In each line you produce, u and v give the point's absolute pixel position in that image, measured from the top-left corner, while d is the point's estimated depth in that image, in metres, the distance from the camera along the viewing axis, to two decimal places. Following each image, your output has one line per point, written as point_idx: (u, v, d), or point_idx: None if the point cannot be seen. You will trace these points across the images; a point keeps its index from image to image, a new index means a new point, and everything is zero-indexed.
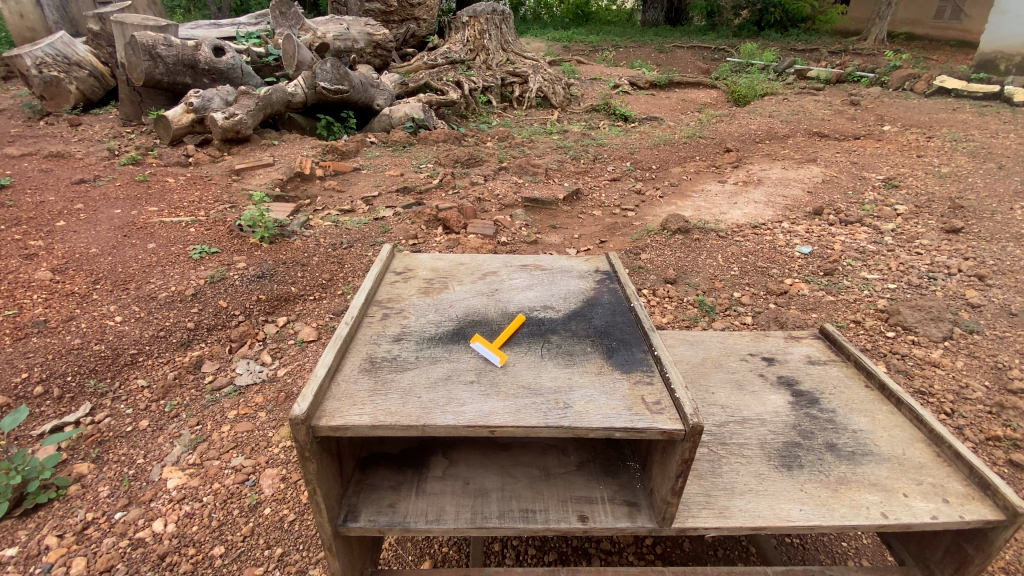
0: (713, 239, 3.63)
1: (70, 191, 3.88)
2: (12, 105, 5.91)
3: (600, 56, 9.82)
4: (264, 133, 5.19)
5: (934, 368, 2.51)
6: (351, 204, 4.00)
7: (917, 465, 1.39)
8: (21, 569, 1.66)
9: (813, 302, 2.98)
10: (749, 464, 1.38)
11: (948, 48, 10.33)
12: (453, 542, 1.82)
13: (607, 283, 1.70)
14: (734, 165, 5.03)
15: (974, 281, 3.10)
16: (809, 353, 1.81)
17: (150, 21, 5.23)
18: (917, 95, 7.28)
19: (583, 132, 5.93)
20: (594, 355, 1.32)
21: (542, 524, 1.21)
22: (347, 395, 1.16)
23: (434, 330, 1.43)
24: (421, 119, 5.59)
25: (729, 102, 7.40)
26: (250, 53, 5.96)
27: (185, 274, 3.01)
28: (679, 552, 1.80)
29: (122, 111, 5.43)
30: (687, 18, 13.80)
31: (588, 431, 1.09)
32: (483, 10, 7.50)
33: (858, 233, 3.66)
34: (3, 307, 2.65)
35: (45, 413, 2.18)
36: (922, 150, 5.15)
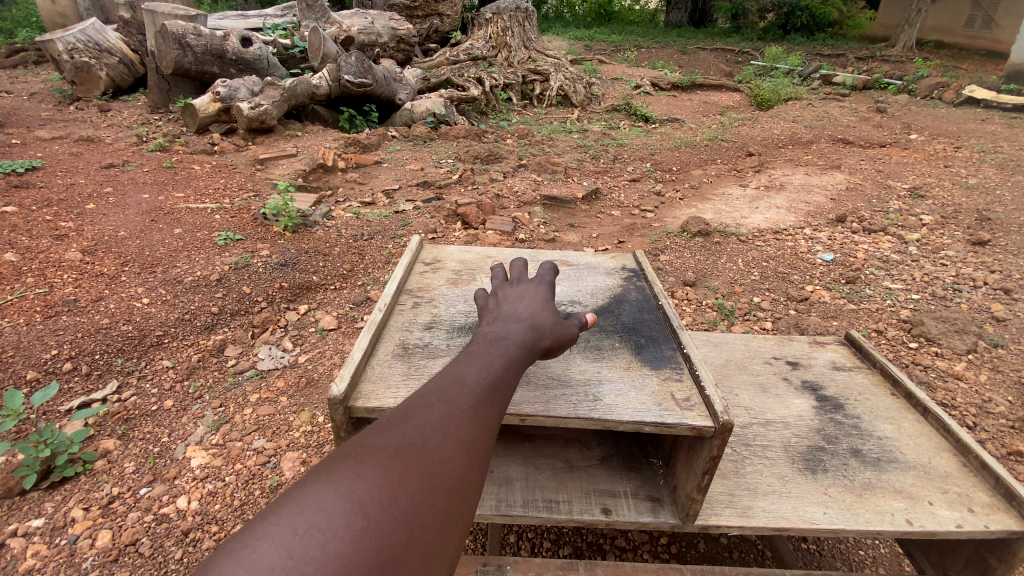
0: (734, 243, 3.60)
1: (99, 175, 3.98)
2: (45, 89, 6.06)
3: (622, 56, 9.76)
4: (287, 124, 5.26)
5: (957, 381, 2.47)
6: (371, 196, 4.05)
7: (943, 474, 1.38)
8: (48, 540, 1.72)
9: (834, 310, 2.95)
10: (773, 466, 1.38)
11: (979, 57, 10.10)
12: (469, 532, 1.85)
13: (634, 280, 1.71)
14: (756, 170, 4.98)
15: (999, 295, 3.04)
16: (834, 359, 1.80)
17: (180, 11, 5.31)
18: (945, 104, 7.15)
19: (603, 132, 5.92)
20: (623, 351, 1.32)
21: (565, 514, 1.22)
22: (381, 379, 1.19)
23: (464, 320, 1.45)
24: (442, 115, 5.62)
25: (752, 106, 7.32)
26: (277, 44, 6.04)
27: (210, 260, 3.07)
28: (694, 552, 1.80)
29: (150, 98, 5.54)
30: (712, 20, 13.65)
31: (617, 424, 1.10)
32: (507, 7, 7.49)
33: (882, 241, 3.61)
34: (35, 285, 2.74)
35: (74, 389, 2.25)
36: (949, 160, 5.05)
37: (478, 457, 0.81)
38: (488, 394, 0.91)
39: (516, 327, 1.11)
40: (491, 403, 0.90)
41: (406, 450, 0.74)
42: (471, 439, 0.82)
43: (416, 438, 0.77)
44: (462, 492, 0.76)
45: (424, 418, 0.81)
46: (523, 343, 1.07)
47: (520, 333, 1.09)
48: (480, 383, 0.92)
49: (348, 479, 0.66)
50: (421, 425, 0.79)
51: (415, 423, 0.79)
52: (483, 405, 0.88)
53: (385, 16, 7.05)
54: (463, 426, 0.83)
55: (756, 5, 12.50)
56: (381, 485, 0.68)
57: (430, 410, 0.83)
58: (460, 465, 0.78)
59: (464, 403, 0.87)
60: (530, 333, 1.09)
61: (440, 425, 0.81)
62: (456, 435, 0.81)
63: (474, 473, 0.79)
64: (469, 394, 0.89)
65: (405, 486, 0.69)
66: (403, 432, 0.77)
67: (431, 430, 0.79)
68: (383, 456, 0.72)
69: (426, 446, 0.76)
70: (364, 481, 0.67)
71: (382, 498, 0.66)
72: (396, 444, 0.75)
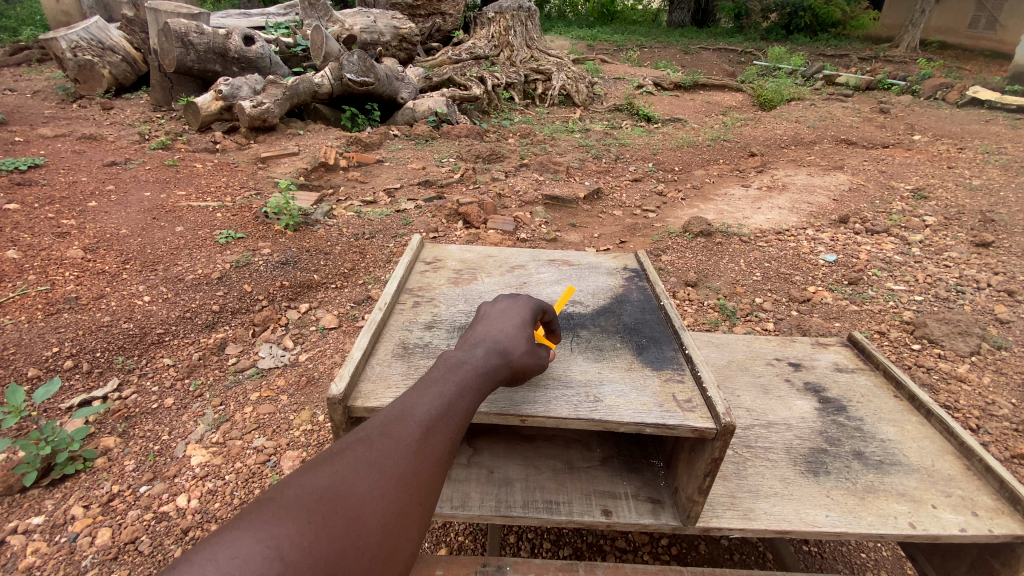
0: (736, 244, 3.59)
1: (101, 173, 3.98)
2: (48, 86, 6.07)
3: (625, 56, 9.75)
4: (289, 122, 5.26)
5: (960, 383, 2.46)
6: (373, 195, 4.04)
7: (947, 477, 1.37)
8: (48, 537, 1.72)
9: (836, 311, 2.94)
10: (775, 468, 1.37)
11: (984, 58, 10.06)
12: (469, 532, 1.85)
13: (636, 280, 1.70)
14: (758, 170, 4.97)
15: (1003, 297, 3.02)
16: (837, 360, 1.79)
17: (183, 8, 5.31)
18: (949, 105, 7.12)
19: (605, 131, 5.90)
20: (624, 352, 1.32)
21: (565, 515, 1.22)
22: (381, 378, 1.18)
23: (464, 320, 1.45)
24: (444, 114, 5.61)
25: (755, 106, 7.29)
26: (279, 43, 6.04)
27: (211, 258, 3.07)
28: (694, 554, 1.80)
29: (153, 96, 5.55)
30: (715, 20, 13.62)
31: (618, 425, 1.09)
32: (510, 6, 7.48)
33: (885, 243, 3.60)
34: (37, 282, 2.74)
35: (75, 386, 2.25)
36: (953, 161, 5.03)
37: (418, 500, 0.78)
38: (443, 425, 0.87)
39: (483, 348, 1.05)
40: (443, 437, 0.85)
41: (340, 495, 0.70)
42: (414, 480, 0.78)
43: (353, 480, 0.73)
44: (398, 541, 0.73)
45: (363, 454, 0.76)
46: (488, 367, 1.02)
47: (486, 354, 1.04)
48: (434, 414, 0.87)
49: (268, 531, 0.61)
50: (361, 464, 0.75)
51: (354, 461, 0.75)
52: (435, 439, 0.84)
53: (387, 14, 7.05)
54: (407, 466, 0.78)
55: (760, 5, 12.45)
56: (308, 538, 0.63)
57: (373, 445, 0.78)
58: (400, 511, 0.75)
59: (412, 438, 0.82)
60: (495, 357, 1.04)
61: (381, 467, 0.76)
62: (398, 477, 0.77)
63: (415, 517, 0.77)
64: (420, 426, 0.84)
65: (334, 539, 0.66)
66: (340, 473, 0.73)
67: (370, 470, 0.75)
68: (312, 502, 0.67)
69: (364, 490, 0.72)
70: (291, 537, 0.62)
71: (306, 553, 0.62)
72: (329, 487, 0.70)
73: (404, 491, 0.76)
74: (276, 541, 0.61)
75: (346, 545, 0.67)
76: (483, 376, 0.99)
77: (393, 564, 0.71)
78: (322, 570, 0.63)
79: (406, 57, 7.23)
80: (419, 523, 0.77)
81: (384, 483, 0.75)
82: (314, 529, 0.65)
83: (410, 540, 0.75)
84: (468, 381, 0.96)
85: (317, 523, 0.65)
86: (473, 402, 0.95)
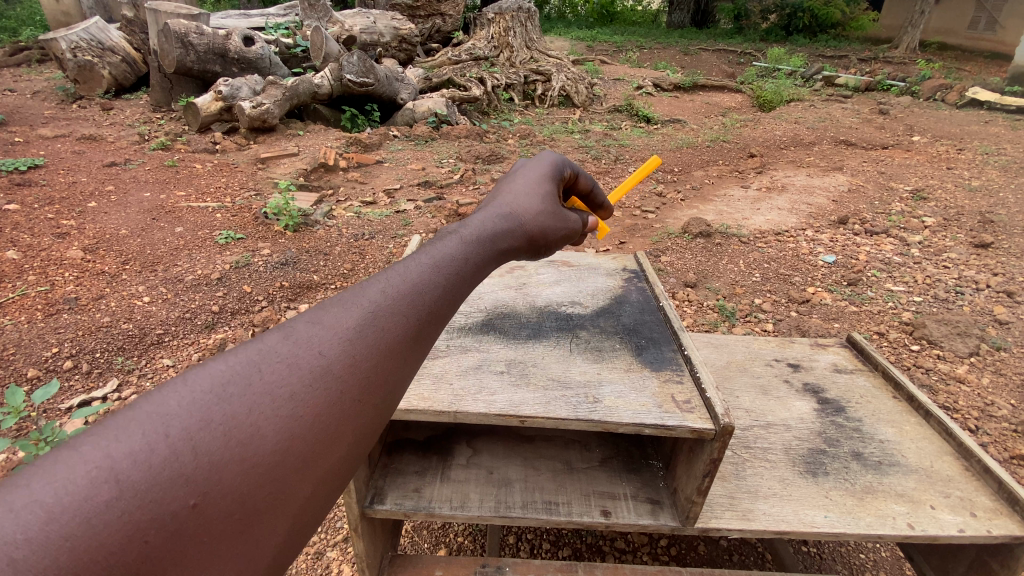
0: (735, 244, 3.59)
1: (101, 173, 3.99)
2: (48, 87, 6.08)
3: (624, 57, 9.76)
4: (289, 123, 5.26)
5: (959, 384, 2.46)
6: (373, 196, 4.04)
7: (946, 478, 1.37)
8: None
9: (835, 312, 2.94)
10: (774, 469, 1.37)
11: (983, 59, 10.07)
12: (469, 533, 1.85)
13: (635, 281, 1.70)
14: (757, 171, 4.98)
15: (1002, 298, 3.03)
16: (836, 361, 1.79)
17: (183, 9, 5.31)
18: (948, 106, 7.13)
19: (605, 132, 5.90)
20: (623, 352, 1.32)
21: (564, 516, 1.22)
22: None
23: (464, 321, 1.46)
24: (443, 115, 5.61)
25: (754, 107, 7.30)
26: (279, 44, 6.04)
27: (211, 259, 3.07)
28: (694, 555, 1.80)
29: (153, 97, 5.55)
30: (715, 20, 13.63)
31: (617, 426, 1.09)
32: (510, 7, 7.49)
33: (884, 243, 3.60)
34: (37, 283, 2.74)
35: (75, 387, 2.24)
36: (952, 162, 5.03)
37: (361, 404, 0.58)
38: (404, 309, 0.66)
39: (488, 214, 0.90)
40: (404, 324, 0.65)
41: (233, 397, 0.50)
42: (355, 376, 0.58)
43: (257, 379, 0.52)
44: (326, 456, 0.54)
45: (286, 346, 0.56)
46: (481, 241, 0.82)
47: (477, 229, 0.84)
48: (393, 295, 0.66)
49: (101, 447, 0.43)
50: (272, 357, 0.54)
51: (263, 353, 0.54)
52: (388, 328, 0.63)
53: (387, 15, 7.05)
54: (343, 362, 0.58)
55: (759, 6, 12.46)
56: (169, 456, 0.45)
57: (296, 333, 0.57)
58: (332, 418, 0.55)
59: (355, 325, 0.61)
60: (491, 230, 0.87)
61: (304, 361, 0.55)
62: (331, 373, 0.56)
63: (354, 426, 0.57)
64: (369, 311, 0.63)
65: (212, 455, 0.47)
66: (238, 368, 0.52)
67: (286, 365, 0.54)
68: (184, 407, 0.48)
69: (272, 390, 0.52)
70: (138, 457, 0.44)
71: (168, 476, 0.45)
72: (217, 385, 0.50)
73: (335, 396, 0.56)
74: (112, 461, 0.43)
75: (234, 460, 0.48)
76: (469, 255, 0.79)
77: (319, 485, 0.53)
78: (188, 497, 0.45)
79: (405, 57, 7.24)
80: (361, 435, 0.58)
81: (308, 382, 0.54)
82: (180, 445, 0.46)
83: (346, 453, 0.56)
84: (448, 259, 0.75)
85: (189, 438, 0.47)
86: (454, 285, 0.73)
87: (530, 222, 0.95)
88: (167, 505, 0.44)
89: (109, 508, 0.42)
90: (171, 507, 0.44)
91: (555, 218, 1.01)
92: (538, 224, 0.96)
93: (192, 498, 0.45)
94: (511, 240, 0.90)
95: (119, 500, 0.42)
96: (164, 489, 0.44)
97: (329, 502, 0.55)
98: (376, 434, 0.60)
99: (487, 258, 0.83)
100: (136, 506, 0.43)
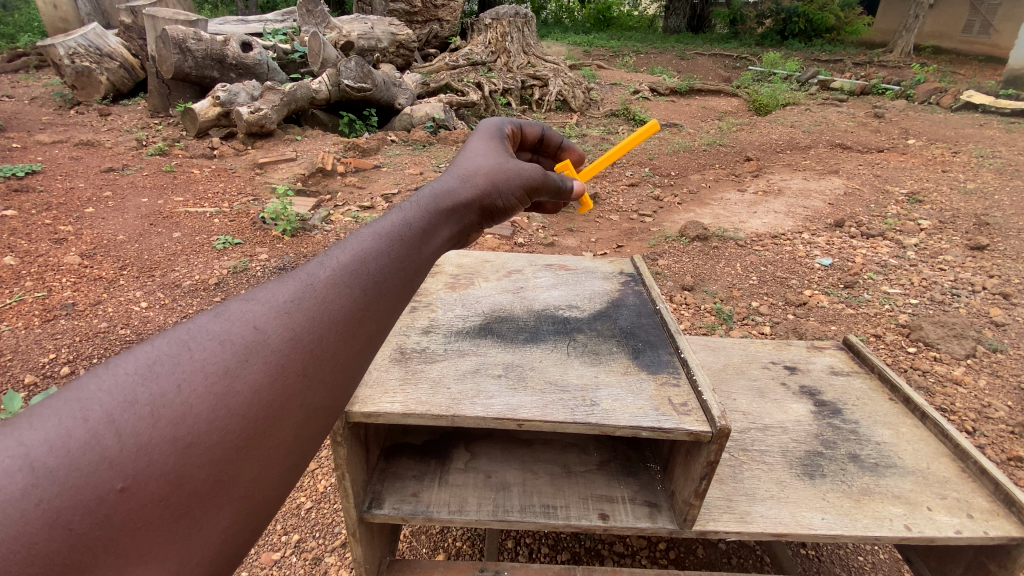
0: (732, 247, 3.61)
1: (98, 179, 3.99)
2: (46, 93, 6.08)
3: (621, 62, 9.81)
4: (286, 129, 5.27)
5: (956, 386, 2.47)
6: (370, 201, 4.04)
7: (942, 479, 1.38)
8: None
9: (832, 315, 2.95)
10: (771, 471, 1.37)
11: (977, 63, 10.14)
12: (467, 537, 1.85)
13: (632, 285, 1.71)
14: (754, 174, 5.00)
15: (998, 299, 3.05)
16: (833, 363, 1.80)
17: (181, 16, 5.35)
18: (943, 109, 7.17)
19: (602, 137, 5.93)
20: (620, 355, 1.33)
21: (562, 520, 1.22)
22: (378, 383, 1.19)
23: (461, 325, 1.46)
24: (441, 119, 5.60)
25: (751, 111, 7.33)
26: (276, 49, 6.05)
27: (209, 264, 3.07)
28: (692, 558, 1.80)
29: (151, 102, 5.55)
30: (710, 25, 13.71)
31: (614, 429, 1.09)
32: (507, 12, 7.34)
33: (880, 246, 3.62)
34: (34, 289, 2.73)
35: None
36: (947, 165, 5.06)
37: (301, 377, 0.59)
38: (343, 278, 0.67)
39: (439, 184, 0.92)
40: (348, 296, 0.66)
41: (162, 377, 0.51)
42: (293, 350, 0.59)
43: (185, 358, 0.53)
44: (264, 432, 0.55)
45: (217, 323, 0.57)
46: (427, 207, 0.84)
47: (424, 201, 0.86)
48: (334, 270, 0.67)
49: (18, 438, 0.44)
50: (201, 337, 0.55)
51: (193, 334, 0.55)
52: (328, 298, 0.64)
53: (385, 20, 7.08)
54: (279, 336, 0.59)
55: (755, 10, 12.52)
56: (89, 440, 0.46)
57: (228, 313, 0.58)
58: (270, 394, 0.55)
59: (290, 298, 0.62)
60: (439, 195, 0.89)
61: (235, 338, 0.56)
62: (264, 347, 0.57)
63: (294, 401, 0.57)
64: (304, 285, 0.64)
65: (137, 436, 0.48)
66: (167, 351, 0.53)
67: (215, 343, 0.55)
68: (106, 392, 0.49)
69: (201, 368, 0.53)
70: (57, 444, 0.45)
71: (89, 461, 0.45)
72: (142, 369, 0.51)
73: (271, 370, 0.56)
74: (29, 449, 0.44)
75: (165, 440, 0.49)
76: (416, 224, 0.80)
77: (260, 463, 0.54)
78: (115, 481, 0.46)
79: (403, 62, 7.26)
80: (302, 411, 0.58)
81: (238, 357, 0.55)
82: (103, 428, 0.47)
83: (290, 430, 0.57)
84: (393, 231, 0.76)
85: (111, 419, 0.47)
86: (400, 254, 0.74)
87: (481, 184, 0.97)
88: (91, 490, 0.45)
89: (27, 496, 0.43)
90: (95, 491, 0.45)
91: (507, 176, 1.03)
92: (490, 183, 0.99)
93: (120, 481, 0.46)
94: (462, 205, 0.92)
95: (37, 488, 0.43)
96: (87, 475, 0.45)
97: (272, 480, 0.56)
98: (321, 409, 0.60)
99: (437, 226, 0.84)
100: (56, 493, 0.44)
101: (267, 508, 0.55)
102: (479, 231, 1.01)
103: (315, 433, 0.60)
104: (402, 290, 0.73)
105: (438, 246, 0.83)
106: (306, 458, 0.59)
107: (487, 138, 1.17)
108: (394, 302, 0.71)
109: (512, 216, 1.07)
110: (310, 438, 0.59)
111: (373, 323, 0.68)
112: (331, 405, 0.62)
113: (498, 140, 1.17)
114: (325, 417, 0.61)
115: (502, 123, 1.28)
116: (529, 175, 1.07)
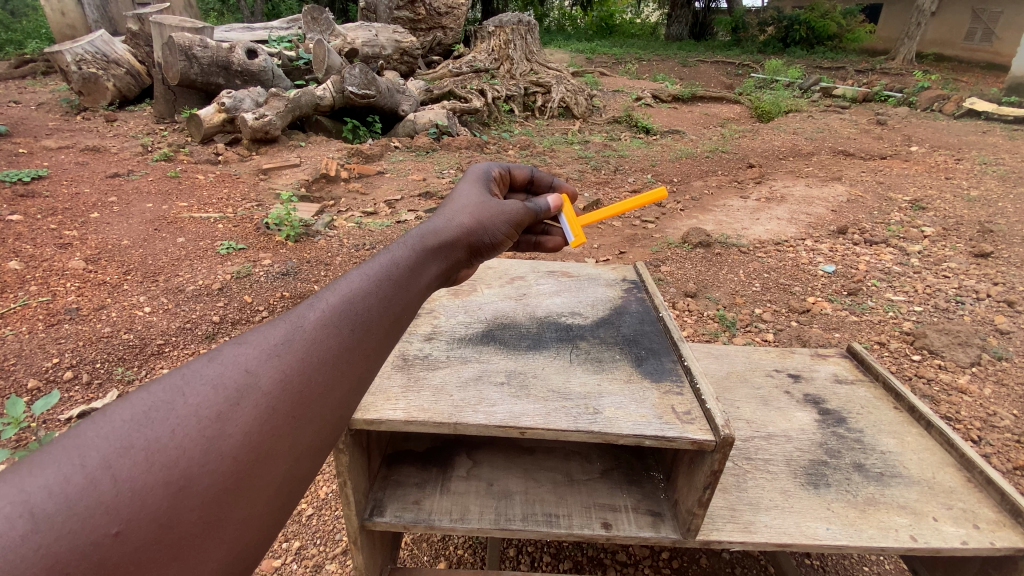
0: (735, 255, 3.60)
1: (104, 184, 4.01)
2: (53, 99, 6.14)
3: (624, 68, 9.84)
4: (291, 134, 5.30)
5: (961, 395, 2.45)
6: (374, 207, 4.05)
7: (948, 490, 1.37)
8: None
9: (836, 322, 2.94)
10: (775, 480, 1.36)
11: (979, 70, 10.16)
12: (468, 545, 1.84)
13: (635, 292, 1.71)
14: (757, 181, 4.99)
15: (1002, 307, 3.03)
16: (837, 371, 1.79)
17: (187, 23, 5.38)
18: (946, 116, 7.18)
19: (604, 143, 5.93)
20: (623, 363, 1.32)
21: (565, 529, 1.21)
22: (381, 390, 1.19)
23: (463, 331, 1.47)
24: (444, 126, 5.62)
25: (753, 118, 7.34)
26: (281, 57, 6.11)
27: (212, 269, 3.07)
28: (695, 567, 1.78)
29: (157, 109, 5.61)
30: (711, 33, 13.78)
31: (617, 438, 1.09)
32: (510, 20, 7.54)
33: (883, 253, 3.60)
34: (38, 294, 2.75)
35: (74, 398, 2.22)
36: (951, 172, 5.06)
37: (290, 420, 0.59)
38: (338, 319, 0.67)
39: (430, 224, 0.93)
40: (344, 334, 0.67)
41: (156, 423, 0.52)
42: (283, 393, 0.59)
43: (179, 405, 0.53)
44: (254, 474, 0.55)
45: (213, 370, 0.57)
46: (417, 247, 0.85)
47: (414, 239, 0.87)
48: (328, 311, 0.67)
49: (20, 484, 0.45)
50: (194, 381, 0.55)
51: (186, 378, 0.56)
52: (317, 339, 0.64)
53: (389, 28, 7.15)
54: (270, 377, 0.59)
55: (756, 18, 12.55)
56: (86, 485, 0.47)
57: (221, 356, 0.59)
58: (263, 435, 0.56)
59: (281, 339, 0.62)
60: (429, 234, 0.90)
61: (226, 381, 0.56)
62: (255, 391, 0.57)
63: (282, 442, 0.57)
64: (295, 326, 0.64)
65: (132, 481, 0.48)
66: (161, 397, 0.53)
67: (207, 387, 0.55)
68: (102, 437, 0.49)
69: (194, 413, 0.53)
70: (56, 490, 0.46)
71: (85, 506, 0.46)
72: (137, 416, 0.51)
73: (260, 412, 0.57)
74: (29, 496, 0.45)
75: (160, 487, 0.49)
76: (405, 263, 0.81)
77: (249, 504, 0.54)
78: (109, 525, 0.46)
79: (406, 69, 7.31)
80: (292, 451, 0.58)
81: (229, 401, 0.55)
82: (99, 474, 0.48)
83: (277, 472, 0.57)
84: (383, 270, 0.77)
85: (109, 465, 0.48)
86: (391, 292, 0.75)
87: (468, 223, 0.99)
88: (87, 534, 0.45)
89: (27, 541, 0.43)
90: (90, 537, 0.45)
91: (492, 212, 1.05)
92: (477, 221, 1.00)
93: (114, 525, 0.47)
94: (450, 243, 0.93)
95: (37, 531, 0.44)
96: (83, 521, 0.46)
97: (261, 521, 0.55)
98: (310, 449, 0.60)
99: (424, 264, 0.85)
100: (53, 537, 0.44)
101: (257, 548, 0.55)
102: (468, 266, 1.02)
103: (304, 473, 0.60)
104: (391, 327, 0.73)
105: (427, 283, 0.83)
106: (293, 500, 0.59)
107: (473, 180, 1.20)
108: (383, 339, 0.71)
109: (500, 249, 1.08)
110: (300, 479, 0.59)
111: (363, 361, 0.68)
112: (319, 444, 0.62)
113: (485, 182, 1.21)
114: (314, 457, 0.61)
115: (488, 165, 1.31)
116: (513, 211, 1.10)
